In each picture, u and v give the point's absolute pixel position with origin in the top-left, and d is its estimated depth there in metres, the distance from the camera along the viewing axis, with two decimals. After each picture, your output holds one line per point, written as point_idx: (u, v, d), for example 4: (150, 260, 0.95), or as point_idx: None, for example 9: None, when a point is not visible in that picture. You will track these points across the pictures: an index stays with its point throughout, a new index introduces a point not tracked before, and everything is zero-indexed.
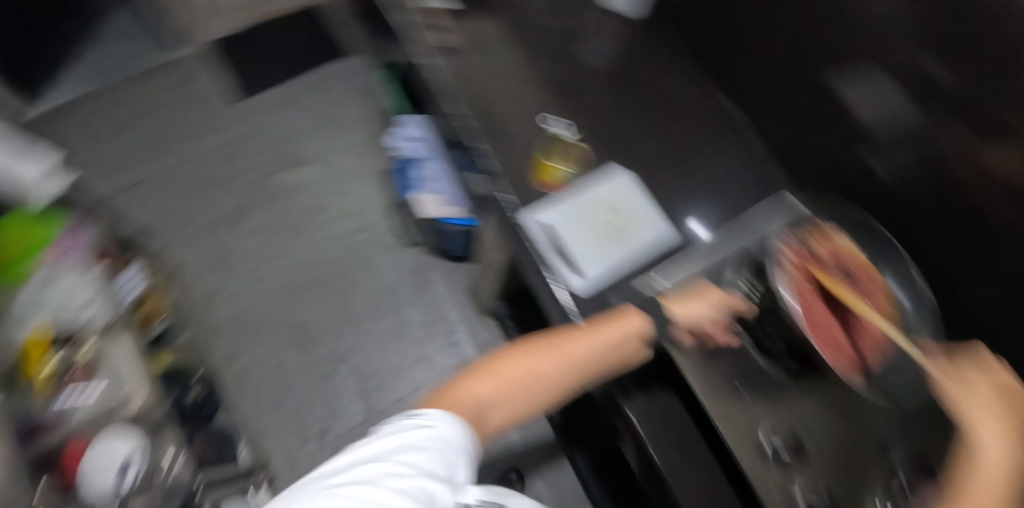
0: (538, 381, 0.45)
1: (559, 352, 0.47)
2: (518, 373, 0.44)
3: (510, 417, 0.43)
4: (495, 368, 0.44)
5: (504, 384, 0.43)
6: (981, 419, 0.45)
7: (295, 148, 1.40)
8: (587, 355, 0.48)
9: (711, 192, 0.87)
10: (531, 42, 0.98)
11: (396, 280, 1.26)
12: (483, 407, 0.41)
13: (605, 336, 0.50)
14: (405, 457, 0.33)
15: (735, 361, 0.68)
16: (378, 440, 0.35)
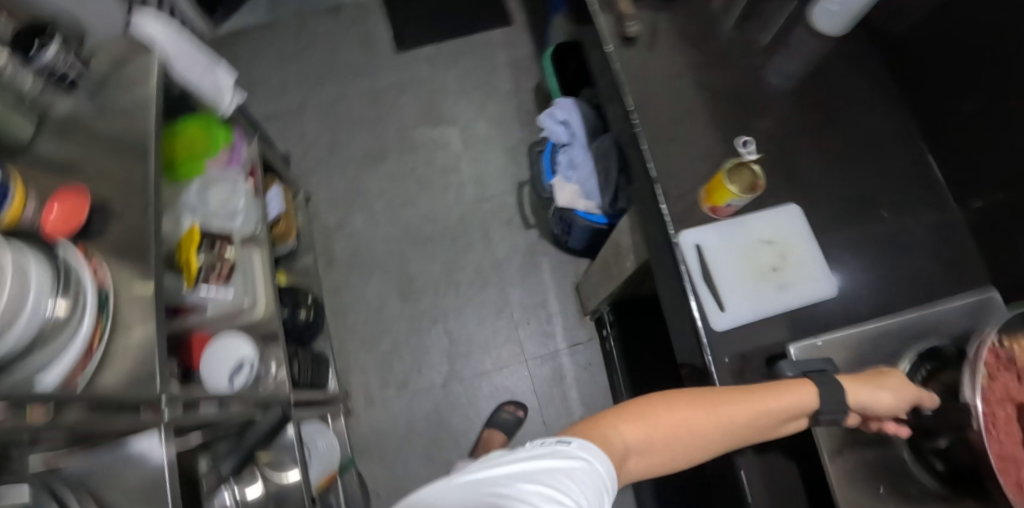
0: (688, 440, 0.43)
1: (720, 414, 0.44)
2: (667, 423, 0.43)
3: (653, 464, 0.43)
4: (645, 413, 0.43)
5: (651, 431, 0.43)
6: None
7: (439, 106, 1.44)
8: (750, 423, 0.44)
9: (909, 254, 0.71)
10: (728, 37, 0.86)
11: (505, 258, 1.26)
12: (629, 450, 0.41)
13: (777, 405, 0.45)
14: (560, 482, 0.35)
15: (885, 461, 0.57)
16: (538, 456, 0.37)
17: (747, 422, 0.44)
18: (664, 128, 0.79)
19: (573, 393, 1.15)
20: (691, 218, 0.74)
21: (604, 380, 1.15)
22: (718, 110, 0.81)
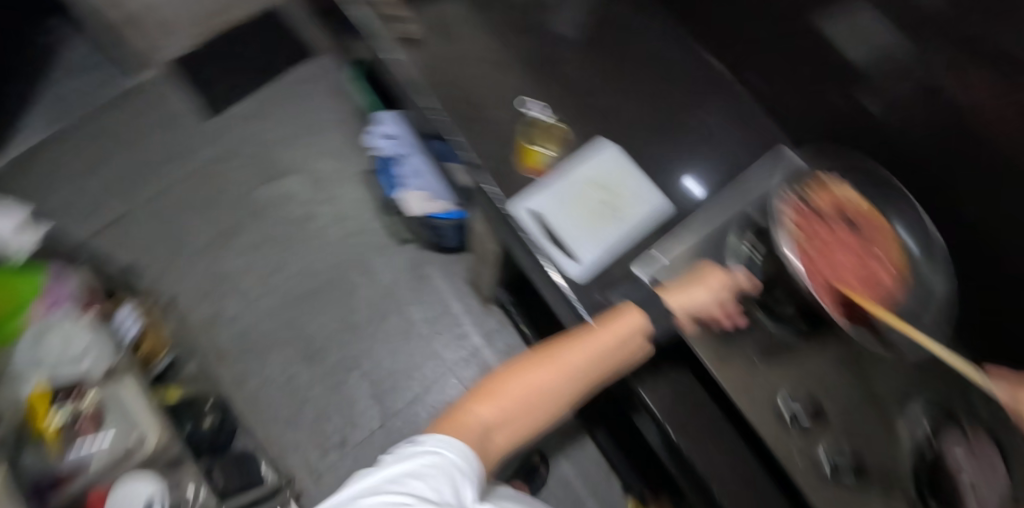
0: (537, 402, 0.42)
1: (559, 363, 0.44)
2: (518, 392, 0.42)
3: (518, 438, 0.41)
4: (494, 391, 0.42)
5: (506, 406, 0.41)
6: None
7: (272, 160, 1.37)
8: (588, 362, 0.45)
9: (699, 162, 0.87)
10: (495, 24, 0.95)
11: (394, 282, 1.24)
12: (487, 430, 0.39)
13: (606, 338, 0.47)
14: (405, 482, 0.33)
15: (748, 332, 0.67)
16: (382, 467, 0.35)
17: (585, 361, 0.45)
18: (467, 117, 0.84)
19: None
20: (522, 185, 0.76)
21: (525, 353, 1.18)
22: (514, 88, 0.89)
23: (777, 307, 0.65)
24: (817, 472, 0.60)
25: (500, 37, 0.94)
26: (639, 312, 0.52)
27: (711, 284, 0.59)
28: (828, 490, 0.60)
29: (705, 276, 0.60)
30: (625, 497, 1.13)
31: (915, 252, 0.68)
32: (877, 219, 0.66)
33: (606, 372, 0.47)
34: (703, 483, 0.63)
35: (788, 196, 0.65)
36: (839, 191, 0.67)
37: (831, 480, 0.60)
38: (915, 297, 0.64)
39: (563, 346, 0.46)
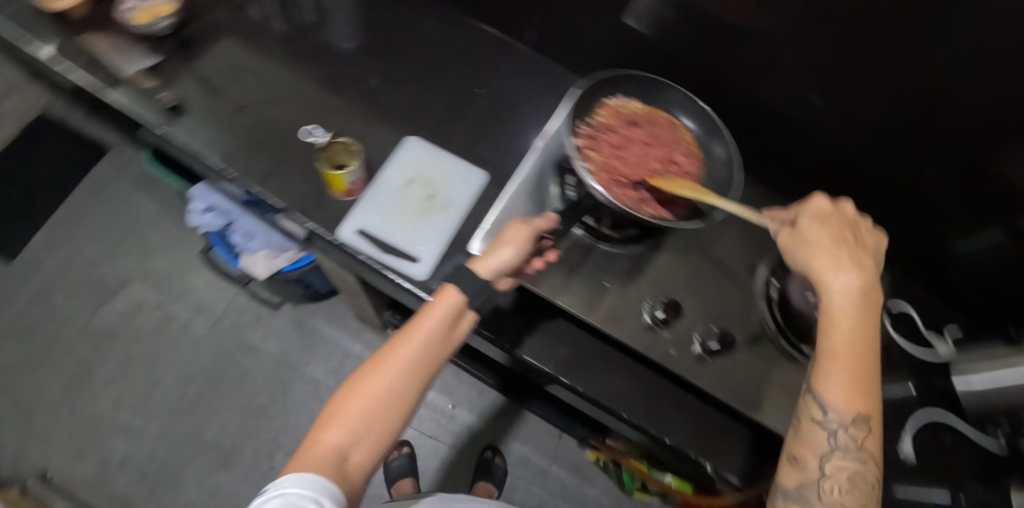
0: (376, 412, 0.41)
1: (386, 363, 0.43)
2: (357, 407, 0.41)
3: (376, 449, 0.41)
4: (335, 416, 0.41)
5: (351, 424, 0.40)
6: (833, 273, 0.48)
7: (99, 280, 1.22)
8: (417, 349, 0.44)
9: (509, 122, 0.88)
10: (264, 55, 0.89)
11: (283, 349, 1.18)
12: (336, 455, 0.39)
13: (430, 318, 0.45)
14: None
15: (594, 263, 0.69)
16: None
17: (415, 351, 0.44)
18: (266, 161, 0.78)
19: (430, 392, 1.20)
20: (345, 209, 0.73)
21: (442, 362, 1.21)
22: (306, 113, 0.84)
23: (610, 232, 0.68)
24: (689, 356, 0.66)
25: (272, 65, 0.88)
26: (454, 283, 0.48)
27: (519, 241, 0.51)
28: (705, 367, 0.66)
29: (511, 235, 0.51)
30: (582, 447, 1.18)
31: (694, 130, 0.72)
32: (658, 120, 0.71)
33: (444, 348, 0.46)
34: (608, 408, 0.68)
35: (576, 125, 0.68)
36: (621, 108, 0.71)
37: (706, 359, 0.66)
38: (713, 174, 0.69)
39: (389, 344, 0.44)
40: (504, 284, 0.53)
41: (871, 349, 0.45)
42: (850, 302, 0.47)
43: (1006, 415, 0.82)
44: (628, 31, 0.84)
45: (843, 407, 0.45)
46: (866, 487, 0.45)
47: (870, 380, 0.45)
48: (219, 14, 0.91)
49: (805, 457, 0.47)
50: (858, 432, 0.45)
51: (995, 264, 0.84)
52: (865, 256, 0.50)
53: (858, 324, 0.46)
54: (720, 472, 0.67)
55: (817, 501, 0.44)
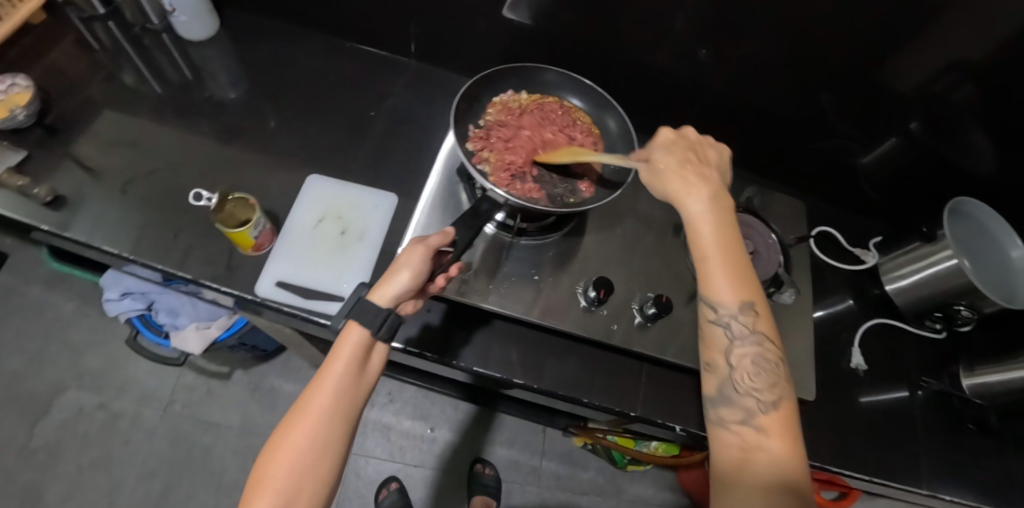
0: (303, 461, 0.45)
1: (304, 415, 0.46)
2: (284, 470, 0.44)
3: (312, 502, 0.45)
4: (264, 483, 0.44)
5: (280, 488, 0.43)
6: (685, 191, 0.54)
7: (25, 396, 1.11)
8: (332, 395, 0.47)
9: (412, 139, 0.87)
10: (142, 122, 0.84)
11: (246, 417, 1.15)
12: None
13: (338, 362, 0.49)
14: None
15: (519, 259, 0.69)
16: None
17: (329, 397, 0.47)
18: (167, 233, 0.73)
19: (406, 421, 1.19)
20: (260, 264, 0.71)
21: (410, 388, 1.21)
22: (199, 173, 0.80)
23: (525, 226, 0.69)
24: (633, 325, 0.68)
25: (153, 132, 0.83)
26: (355, 320, 0.51)
27: (415, 262, 0.53)
28: (649, 332, 0.68)
29: (406, 258, 0.53)
30: (566, 437, 1.23)
31: (582, 107, 0.76)
32: (547, 104, 0.73)
33: (359, 386, 0.49)
34: (567, 398, 0.68)
35: (470, 131, 0.71)
36: (510, 102, 0.73)
37: (648, 324, 0.68)
38: (612, 149, 0.73)
39: (305, 397, 0.48)
40: (407, 307, 0.56)
41: (732, 242, 0.52)
42: (706, 208, 0.53)
43: (937, 309, 0.85)
44: (510, 24, 0.84)
45: (726, 300, 0.50)
46: (769, 362, 0.51)
47: (741, 269, 0.51)
48: (85, 91, 0.85)
49: (713, 358, 0.52)
50: (749, 317, 0.50)
51: (899, 169, 0.93)
52: (709, 166, 0.56)
53: (715, 228, 0.52)
54: (690, 430, 0.69)
55: (734, 392, 0.50)
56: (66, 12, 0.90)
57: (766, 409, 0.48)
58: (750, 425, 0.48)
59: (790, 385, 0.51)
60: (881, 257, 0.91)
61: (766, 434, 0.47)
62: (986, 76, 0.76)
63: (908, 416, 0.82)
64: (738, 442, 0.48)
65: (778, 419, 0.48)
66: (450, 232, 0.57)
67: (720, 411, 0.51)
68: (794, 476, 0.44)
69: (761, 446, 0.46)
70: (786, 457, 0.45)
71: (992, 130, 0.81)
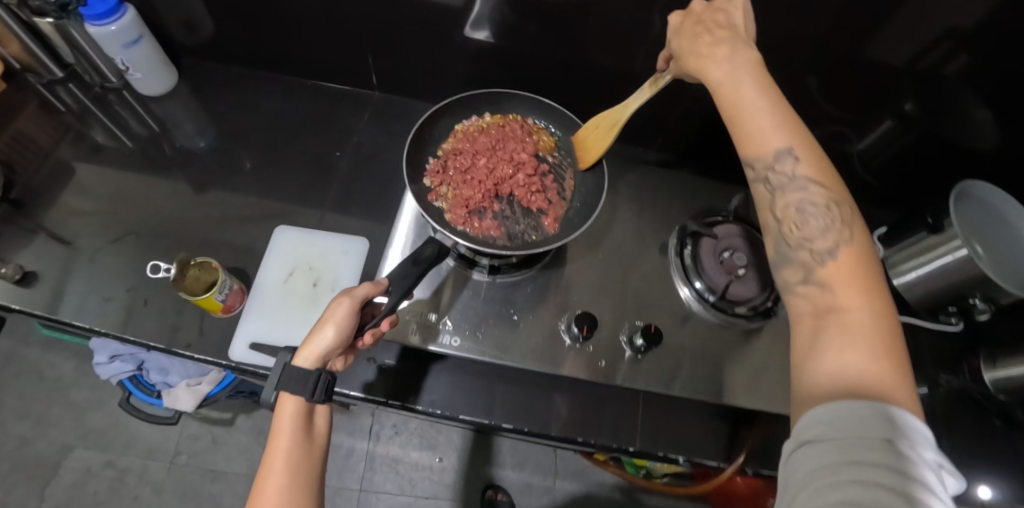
0: None
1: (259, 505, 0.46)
2: None
3: None
4: None
5: None
6: (704, 54, 0.50)
7: (33, 461, 1.11)
8: (284, 473, 0.48)
9: (380, 174, 0.84)
10: (108, 184, 0.82)
11: (252, 462, 1.15)
12: None
13: (281, 438, 0.49)
14: None
15: (498, 298, 0.67)
16: None
17: (282, 474, 0.47)
18: (136, 301, 0.71)
19: (414, 453, 1.17)
20: (232, 325, 0.68)
21: (415, 419, 1.19)
22: (166, 233, 0.77)
23: (498, 263, 0.67)
24: (626, 361, 0.65)
25: (119, 193, 0.80)
26: (286, 389, 0.51)
27: (339, 317, 0.52)
28: (642, 365, 0.65)
29: (331, 313, 0.52)
30: (577, 455, 1.20)
31: (549, 127, 0.73)
32: (509, 127, 0.71)
33: (312, 455, 0.50)
34: (561, 439, 0.64)
35: (427, 164, 0.69)
36: (471, 128, 0.71)
37: (639, 357, 0.66)
38: (583, 175, 0.71)
39: (257, 487, 0.47)
40: (338, 363, 0.56)
41: (764, 93, 0.47)
42: (732, 64, 0.48)
43: (951, 303, 0.80)
44: (470, 45, 0.80)
45: (759, 151, 0.46)
46: (836, 207, 0.45)
47: (780, 116, 0.46)
48: (51, 155, 0.84)
49: (768, 220, 0.49)
50: (797, 165, 0.45)
51: (896, 153, 0.87)
52: (734, 24, 0.51)
53: (740, 79, 0.47)
54: (694, 460, 0.65)
55: (790, 247, 0.46)
56: (25, 77, 0.88)
57: (831, 262, 0.43)
58: (812, 282, 0.43)
59: (862, 226, 0.44)
60: (887, 250, 0.85)
61: (832, 290, 0.41)
62: (983, 46, 0.71)
63: (932, 418, 0.77)
64: (810, 305, 0.42)
65: (845, 268, 0.42)
66: (381, 282, 0.55)
67: (785, 274, 0.46)
68: (879, 334, 0.38)
69: (833, 307, 0.40)
70: (869, 314, 0.39)
71: (990, 102, 0.77)
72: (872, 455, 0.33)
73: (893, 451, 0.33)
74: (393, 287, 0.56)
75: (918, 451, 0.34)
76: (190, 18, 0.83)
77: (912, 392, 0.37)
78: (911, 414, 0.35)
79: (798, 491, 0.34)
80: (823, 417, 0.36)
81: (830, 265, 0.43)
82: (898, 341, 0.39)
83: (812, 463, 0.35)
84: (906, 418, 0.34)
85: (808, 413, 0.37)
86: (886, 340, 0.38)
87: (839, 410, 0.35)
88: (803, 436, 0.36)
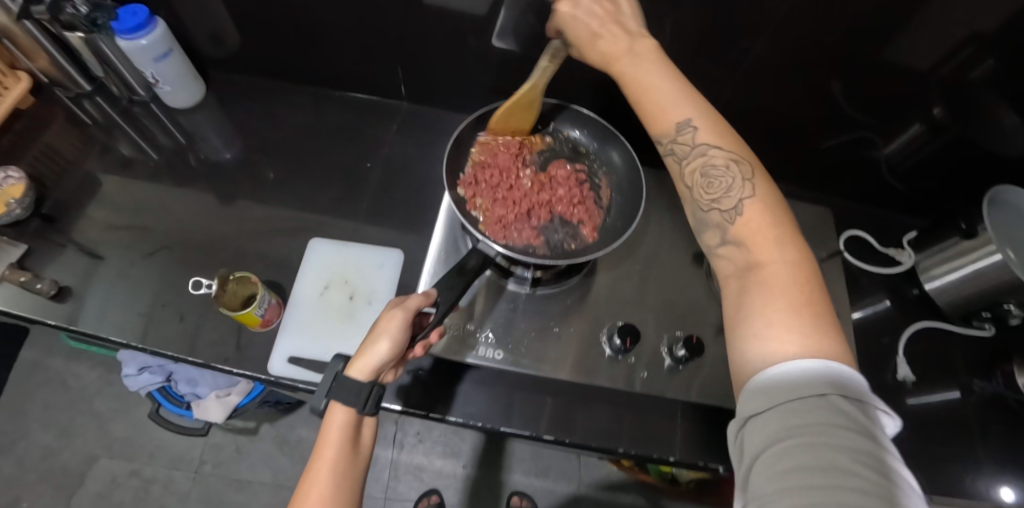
0: None
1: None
2: None
3: None
4: None
5: None
6: (594, 39, 0.51)
7: (58, 471, 1.11)
8: (331, 483, 0.47)
9: (409, 184, 0.84)
10: (137, 196, 0.81)
11: (276, 471, 1.15)
12: None
13: (328, 447, 0.49)
14: None
15: (539, 310, 0.69)
16: None
17: (327, 485, 0.47)
18: (171, 315, 0.71)
19: (437, 461, 1.17)
20: (269, 340, 0.68)
21: (438, 427, 1.19)
22: (199, 246, 0.77)
23: (540, 275, 0.70)
24: (665, 370, 0.67)
25: (150, 206, 0.80)
26: (338, 399, 0.51)
27: (393, 330, 0.52)
28: (682, 375, 0.67)
29: (385, 326, 0.52)
30: (602, 462, 1.20)
31: (584, 139, 0.74)
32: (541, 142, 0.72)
33: (356, 465, 0.50)
34: (601, 449, 0.64)
35: (461, 173, 0.69)
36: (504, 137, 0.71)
37: (680, 367, 0.67)
38: (618, 184, 0.72)
39: (301, 496, 0.47)
40: (388, 375, 0.56)
41: (659, 71, 0.49)
42: (631, 54, 0.49)
43: (985, 309, 0.79)
44: (499, 54, 0.80)
45: (658, 129, 0.48)
46: (741, 166, 0.46)
47: (679, 91, 0.48)
48: (79, 168, 0.84)
49: (680, 190, 0.50)
50: (696, 133, 0.47)
51: (924, 158, 0.87)
52: (627, 15, 0.52)
53: (637, 61, 0.49)
54: (733, 469, 0.64)
55: (704, 213, 0.47)
56: (53, 91, 0.88)
57: (741, 220, 0.44)
58: (730, 243, 0.44)
59: (768, 179, 0.45)
60: (918, 255, 0.86)
61: (750, 249, 0.43)
62: (1009, 50, 0.70)
63: (968, 424, 0.77)
64: (732, 267, 0.44)
65: (755, 225, 0.43)
66: (432, 292, 0.56)
67: (704, 238, 0.47)
68: (794, 284, 0.39)
69: (752, 265, 0.42)
70: (783, 264, 0.40)
71: (1019, 106, 0.76)
72: (815, 418, 0.34)
73: (835, 409, 0.34)
74: (440, 298, 0.57)
75: (857, 399, 0.35)
76: (218, 30, 0.83)
77: (837, 336, 0.37)
78: (839, 363, 0.36)
79: (751, 465, 0.35)
80: (764, 386, 0.36)
81: (739, 222, 0.44)
82: (817, 284, 0.40)
83: (762, 434, 0.35)
84: (833, 366, 0.36)
85: (751, 385, 0.37)
86: (801, 288, 0.39)
87: (777, 379, 0.36)
88: (746, 409, 0.37)
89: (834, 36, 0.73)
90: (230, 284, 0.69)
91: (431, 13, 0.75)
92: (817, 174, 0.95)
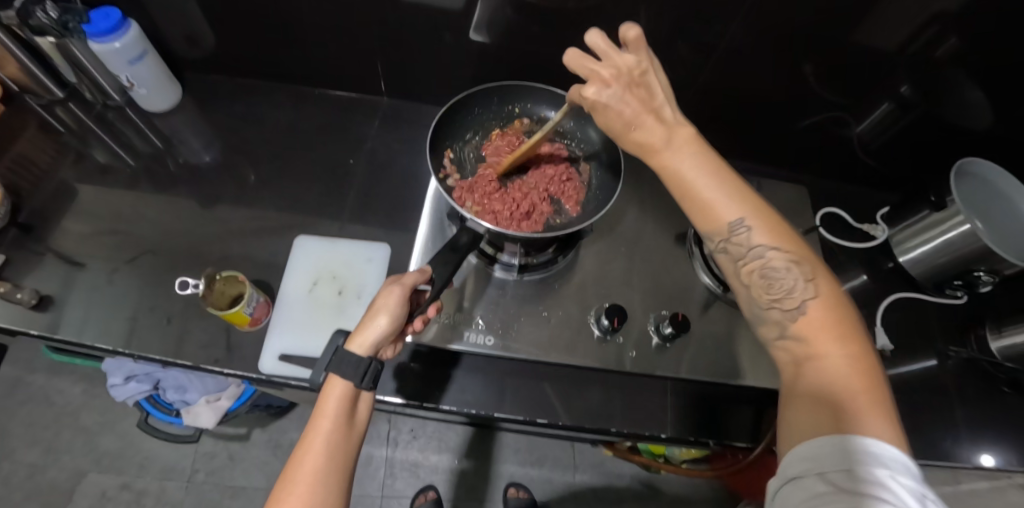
0: None
1: (295, 481, 0.46)
2: None
3: None
4: None
5: None
6: (637, 134, 0.51)
7: (45, 488, 1.08)
8: (322, 451, 0.48)
9: (394, 179, 0.85)
10: (116, 202, 0.80)
11: (271, 476, 1.14)
12: None
13: (323, 420, 0.49)
14: None
15: (528, 293, 0.70)
16: None
17: (320, 455, 0.48)
18: (158, 319, 0.70)
19: (433, 456, 1.17)
20: (259, 339, 0.68)
21: (432, 422, 1.20)
22: (184, 249, 0.76)
23: (528, 261, 0.71)
24: (652, 348, 0.69)
25: (130, 212, 0.79)
26: (337, 374, 0.52)
27: (391, 305, 0.54)
28: (668, 353, 0.68)
29: (384, 302, 0.54)
30: (596, 448, 1.22)
31: (560, 120, 0.78)
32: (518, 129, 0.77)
33: (349, 437, 0.50)
34: (594, 430, 0.65)
35: (445, 165, 0.74)
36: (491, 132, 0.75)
37: (667, 345, 0.69)
38: (597, 160, 0.75)
39: (294, 462, 0.48)
40: (388, 352, 0.58)
41: (708, 175, 0.49)
42: (669, 146, 0.50)
43: (956, 276, 0.82)
44: (477, 47, 0.81)
45: (708, 230, 0.49)
46: (803, 267, 0.46)
47: (725, 190, 0.48)
48: (56, 176, 0.82)
49: (734, 282, 0.51)
50: (752, 236, 0.47)
51: (892, 135, 0.90)
52: (659, 99, 0.51)
53: (683, 163, 0.49)
54: (724, 442, 0.65)
55: (762, 308, 0.48)
56: (24, 100, 0.87)
57: (802, 317, 0.45)
58: (789, 337, 0.45)
59: (829, 279, 0.46)
60: (891, 229, 0.89)
61: (810, 343, 0.44)
62: (971, 28, 0.73)
63: (944, 387, 0.79)
64: (791, 358, 0.45)
65: (818, 323, 0.44)
66: (427, 269, 0.58)
67: (761, 331, 0.48)
68: (859, 377, 0.41)
69: (809, 357, 0.43)
70: (844, 359, 0.41)
71: (986, 81, 0.79)
72: (855, 483, 0.35)
73: (871, 481, 0.35)
74: (435, 276, 0.59)
75: (898, 479, 0.35)
76: (191, 31, 0.82)
77: (894, 423, 0.38)
78: (892, 446, 0.37)
79: None
80: (806, 450, 0.38)
81: (802, 320, 0.44)
82: (877, 381, 0.41)
83: (797, 496, 0.36)
84: (875, 443, 0.36)
85: (793, 449, 0.39)
86: (861, 377, 0.40)
87: (821, 446, 0.37)
88: (789, 471, 0.38)
89: (802, 19, 0.75)
90: (219, 282, 0.69)
91: (409, 9, 0.75)
92: (791, 156, 0.98)
